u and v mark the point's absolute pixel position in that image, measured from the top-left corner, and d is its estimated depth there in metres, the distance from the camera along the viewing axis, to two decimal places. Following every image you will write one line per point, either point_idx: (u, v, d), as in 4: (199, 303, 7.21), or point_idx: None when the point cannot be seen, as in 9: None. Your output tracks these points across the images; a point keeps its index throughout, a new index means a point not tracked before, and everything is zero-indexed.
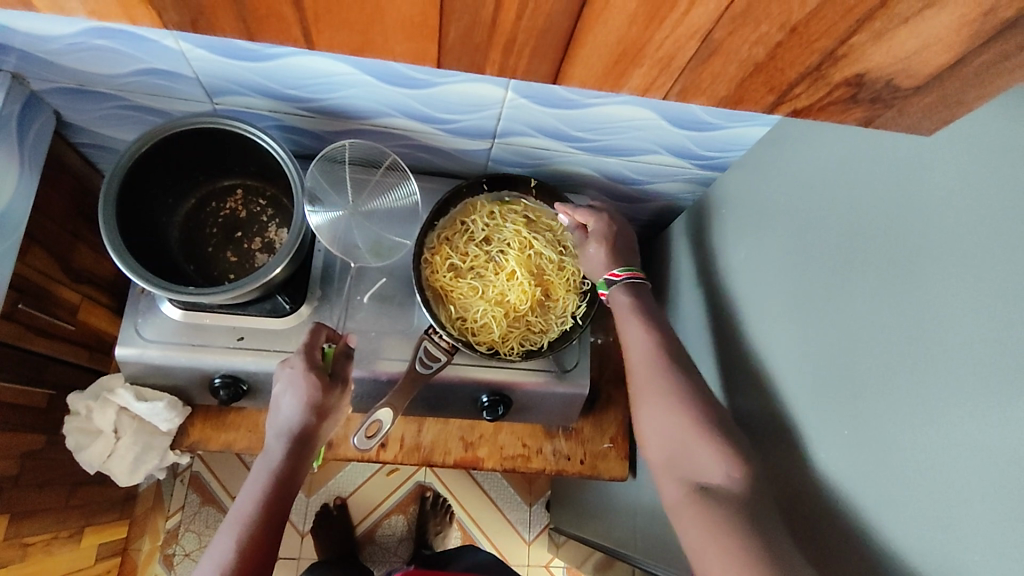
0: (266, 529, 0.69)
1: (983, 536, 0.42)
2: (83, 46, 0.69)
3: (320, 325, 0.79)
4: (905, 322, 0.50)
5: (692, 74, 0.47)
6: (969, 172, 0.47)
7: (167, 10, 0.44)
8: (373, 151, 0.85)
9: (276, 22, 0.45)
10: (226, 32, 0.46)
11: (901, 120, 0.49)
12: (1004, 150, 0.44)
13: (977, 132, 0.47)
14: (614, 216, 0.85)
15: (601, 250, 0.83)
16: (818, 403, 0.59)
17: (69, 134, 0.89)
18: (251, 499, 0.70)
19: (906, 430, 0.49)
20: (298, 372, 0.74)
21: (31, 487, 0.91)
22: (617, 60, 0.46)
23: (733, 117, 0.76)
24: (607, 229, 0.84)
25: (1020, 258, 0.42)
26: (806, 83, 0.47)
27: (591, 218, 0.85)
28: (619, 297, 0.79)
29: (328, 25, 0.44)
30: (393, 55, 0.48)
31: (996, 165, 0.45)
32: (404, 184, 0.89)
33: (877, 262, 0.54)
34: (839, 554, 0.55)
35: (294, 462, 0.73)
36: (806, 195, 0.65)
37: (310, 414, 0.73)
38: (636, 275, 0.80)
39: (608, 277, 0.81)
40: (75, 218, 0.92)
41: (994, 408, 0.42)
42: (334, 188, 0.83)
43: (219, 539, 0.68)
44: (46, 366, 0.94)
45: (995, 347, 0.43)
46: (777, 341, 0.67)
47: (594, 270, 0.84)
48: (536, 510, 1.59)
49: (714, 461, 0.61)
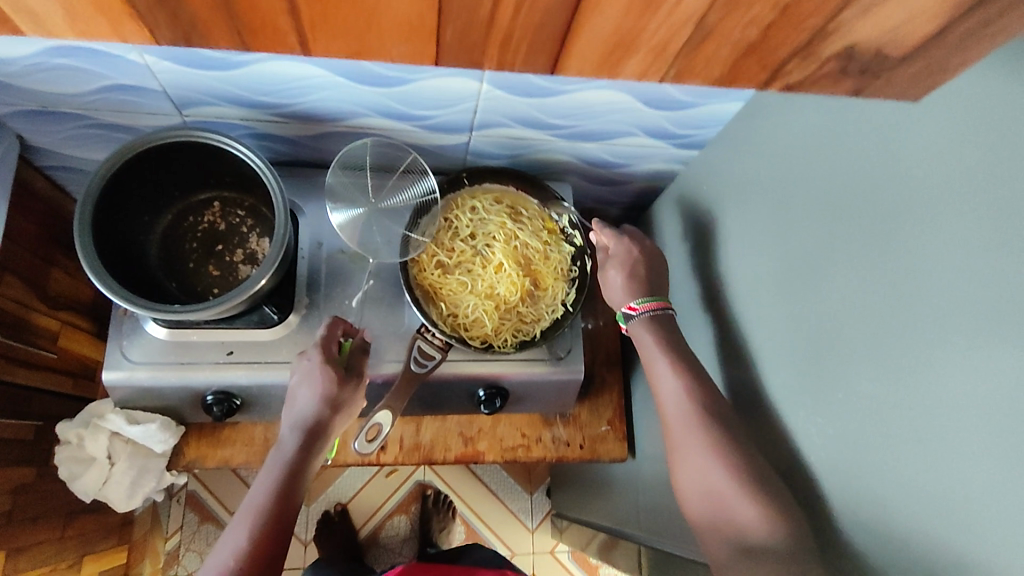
0: (279, 522, 0.69)
1: (985, 490, 0.43)
2: (44, 66, 0.67)
3: (337, 319, 0.80)
4: (894, 278, 0.51)
5: (684, 59, 0.48)
6: (958, 134, 0.47)
7: (160, 29, 0.44)
8: (390, 155, 0.86)
9: (270, 33, 0.45)
10: (219, 44, 0.46)
11: (888, 89, 0.50)
12: (993, 113, 0.45)
13: (965, 98, 0.47)
14: (635, 241, 0.86)
15: (618, 275, 0.84)
16: (812, 373, 0.61)
17: (34, 158, 0.86)
18: (264, 491, 0.70)
19: (903, 388, 0.50)
20: (315, 364, 0.75)
21: (24, 522, 0.90)
22: (610, 50, 0.47)
23: (706, 95, 0.77)
24: (628, 253, 0.85)
25: (1009, 217, 0.43)
26: (796, 59, 0.48)
27: (612, 241, 0.87)
28: (640, 332, 0.80)
29: (321, 32, 0.44)
30: (389, 57, 0.48)
31: (985, 128, 0.45)
32: (423, 181, 0.87)
33: (863, 225, 0.55)
34: (840, 520, 0.56)
35: (307, 455, 0.73)
36: (787, 169, 0.66)
37: (325, 406, 0.73)
38: (657, 305, 0.81)
39: (626, 309, 0.82)
40: (48, 243, 0.90)
41: (987, 362, 0.43)
42: (353, 189, 0.85)
43: (231, 531, 0.68)
44: (30, 397, 0.92)
45: (989, 300, 0.44)
46: (769, 311, 0.68)
47: (613, 295, 0.85)
48: (537, 498, 1.61)
49: (732, 487, 0.62)
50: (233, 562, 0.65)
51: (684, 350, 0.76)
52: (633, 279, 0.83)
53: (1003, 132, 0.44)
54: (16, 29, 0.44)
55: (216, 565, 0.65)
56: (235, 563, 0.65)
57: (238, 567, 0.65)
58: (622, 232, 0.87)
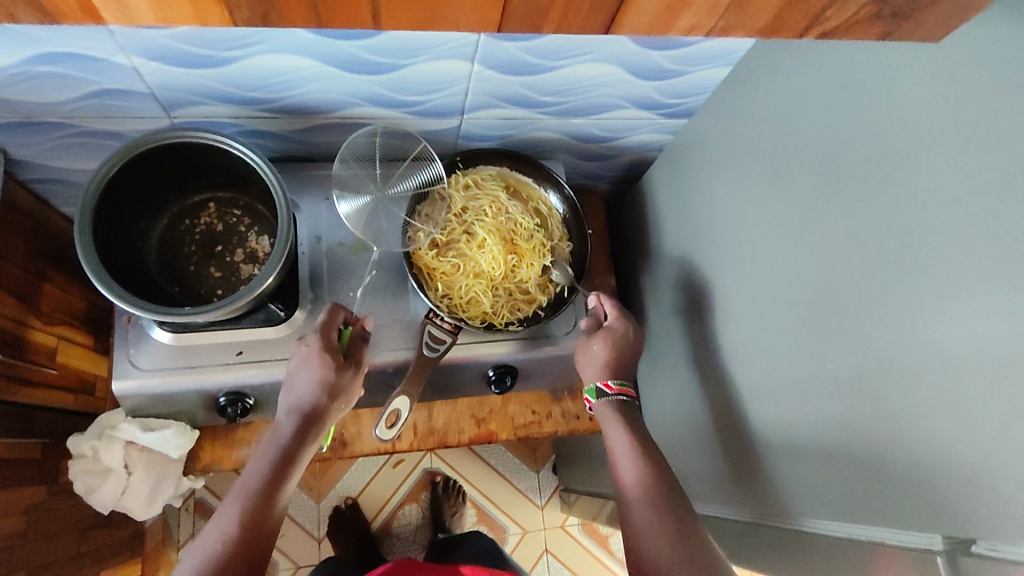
0: (269, 504, 0.70)
1: (995, 413, 0.46)
2: (29, 75, 0.66)
3: (337, 306, 0.80)
4: (902, 223, 0.54)
5: (735, 11, 0.50)
6: (965, 80, 0.49)
7: (241, 9, 0.45)
8: (400, 142, 0.86)
9: (347, 7, 0.46)
10: (294, 21, 0.47)
11: (918, 31, 0.50)
12: (1002, 57, 0.47)
13: (973, 44, 0.50)
14: (633, 326, 0.88)
15: (602, 349, 0.85)
16: (823, 319, 0.64)
17: (17, 171, 0.84)
18: (257, 473, 0.72)
19: (917, 330, 0.52)
20: (313, 351, 0.75)
21: (38, 540, 0.89)
22: (669, 8, 0.49)
23: (694, 61, 0.79)
24: (620, 333, 0.86)
25: (1013, 155, 0.45)
26: (835, 7, 0.50)
27: (613, 316, 0.88)
28: (605, 412, 0.82)
29: (397, 4, 0.46)
30: (457, 24, 0.50)
31: (993, 72, 0.48)
32: (430, 168, 0.88)
33: (864, 178, 0.58)
34: (862, 461, 0.59)
35: (302, 440, 0.74)
36: (786, 128, 0.69)
37: (323, 393, 0.74)
38: (627, 391, 0.84)
39: (600, 385, 0.84)
40: (38, 258, 0.88)
41: (997, 295, 0.46)
42: (362, 177, 0.85)
43: (223, 510, 0.69)
44: (33, 416, 0.91)
45: (994, 236, 0.46)
46: (779, 269, 0.71)
47: (587, 366, 0.86)
48: (543, 475, 1.63)
49: (662, 538, 0.66)
50: (221, 545, 0.66)
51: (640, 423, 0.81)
52: (621, 362, 0.85)
53: (1010, 75, 0.46)
54: (98, 18, 0.45)
55: (203, 549, 0.66)
56: (222, 547, 0.66)
57: (226, 550, 0.66)
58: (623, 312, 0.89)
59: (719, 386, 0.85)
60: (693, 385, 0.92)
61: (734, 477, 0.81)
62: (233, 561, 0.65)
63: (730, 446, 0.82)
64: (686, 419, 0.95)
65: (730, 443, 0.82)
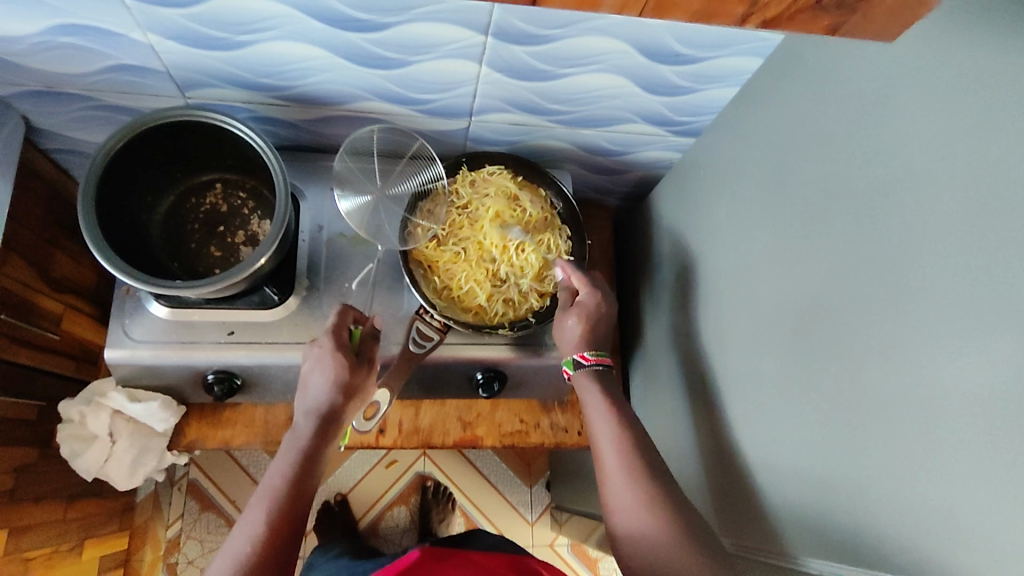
0: (296, 506, 0.69)
1: (978, 447, 0.44)
2: (51, 45, 0.68)
3: (346, 308, 0.80)
4: (897, 249, 0.52)
5: None
6: (962, 104, 0.48)
7: None
8: (399, 140, 0.87)
9: None
10: None
11: (872, 30, 0.49)
12: (996, 81, 0.46)
13: (968, 70, 0.48)
14: (604, 296, 0.85)
15: (578, 326, 0.82)
16: (813, 346, 0.62)
17: (40, 140, 0.88)
18: (279, 474, 0.70)
19: (904, 360, 0.51)
20: (326, 351, 0.75)
21: (27, 500, 0.91)
22: None
23: (704, 78, 0.79)
24: (594, 308, 0.83)
25: (1006, 184, 0.44)
26: None
27: (584, 289, 0.84)
28: (584, 383, 0.80)
29: None
30: None
31: (988, 96, 0.46)
32: (430, 168, 0.89)
33: (862, 203, 0.57)
34: (842, 494, 0.57)
35: (321, 439, 0.73)
36: (790, 150, 0.68)
37: (338, 393, 0.73)
38: (604, 360, 0.81)
39: (576, 356, 0.81)
40: (53, 225, 0.91)
41: (983, 327, 0.44)
42: (362, 176, 0.86)
43: (250, 512, 0.68)
44: (33, 378, 0.93)
45: (986, 266, 0.44)
46: (773, 292, 0.69)
47: (565, 343, 0.83)
48: (536, 491, 1.61)
49: (654, 531, 0.65)
50: (250, 547, 0.65)
51: (625, 406, 0.78)
52: (595, 342, 0.83)
53: (1004, 103, 0.45)
54: None
55: (233, 550, 0.65)
56: (252, 550, 0.65)
57: (256, 552, 0.65)
58: (593, 282, 0.85)
59: (708, 407, 0.83)
60: (685, 406, 0.90)
61: (717, 502, 0.79)
62: (265, 561, 0.64)
63: (715, 470, 0.80)
64: (676, 440, 0.93)
65: (715, 467, 0.80)
